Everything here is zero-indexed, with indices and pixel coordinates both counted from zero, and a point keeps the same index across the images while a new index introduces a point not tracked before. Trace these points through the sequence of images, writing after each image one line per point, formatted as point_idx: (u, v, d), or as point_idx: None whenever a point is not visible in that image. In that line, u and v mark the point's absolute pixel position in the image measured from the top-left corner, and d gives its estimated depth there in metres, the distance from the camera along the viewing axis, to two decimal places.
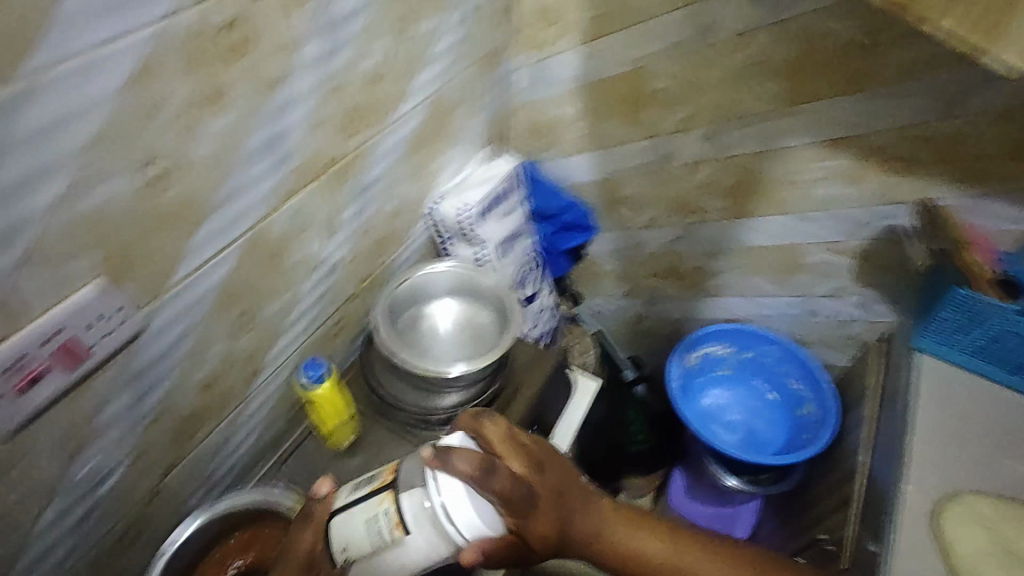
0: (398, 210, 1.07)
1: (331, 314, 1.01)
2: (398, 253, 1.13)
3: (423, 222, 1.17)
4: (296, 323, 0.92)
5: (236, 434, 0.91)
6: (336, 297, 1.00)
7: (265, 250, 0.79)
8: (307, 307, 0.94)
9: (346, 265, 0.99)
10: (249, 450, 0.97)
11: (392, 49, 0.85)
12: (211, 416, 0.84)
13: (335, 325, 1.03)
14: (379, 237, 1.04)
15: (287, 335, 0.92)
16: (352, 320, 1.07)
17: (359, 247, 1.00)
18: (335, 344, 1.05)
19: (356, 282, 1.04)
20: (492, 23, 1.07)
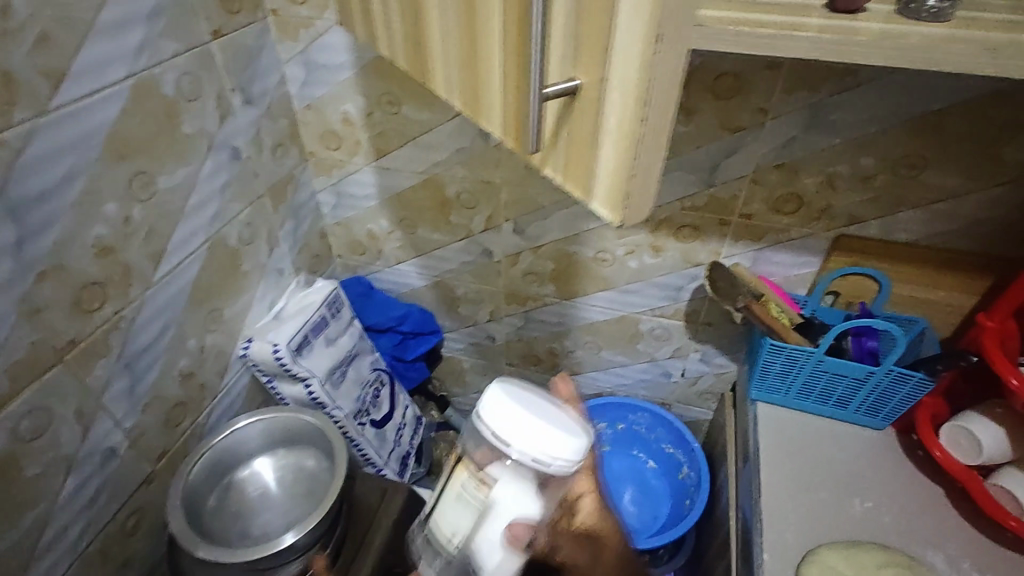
0: (193, 369, 0.95)
1: (116, 511, 0.85)
2: (206, 412, 1.00)
3: (235, 372, 1.06)
4: (59, 540, 0.77)
5: None
6: (119, 491, 0.85)
7: None
8: (74, 516, 0.78)
9: (127, 450, 0.85)
10: None
11: (132, 210, 0.77)
12: None
13: (127, 520, 0.88)
14: (171, 405, 0.92)
15: (45, 559, 0.75)
16: (152, 505, 0.92)
17: (143, 425, 0.87)
18: (132, 540, 0.89)
19: (149, 463, 0.90)
20: (270, 155, 1.02)
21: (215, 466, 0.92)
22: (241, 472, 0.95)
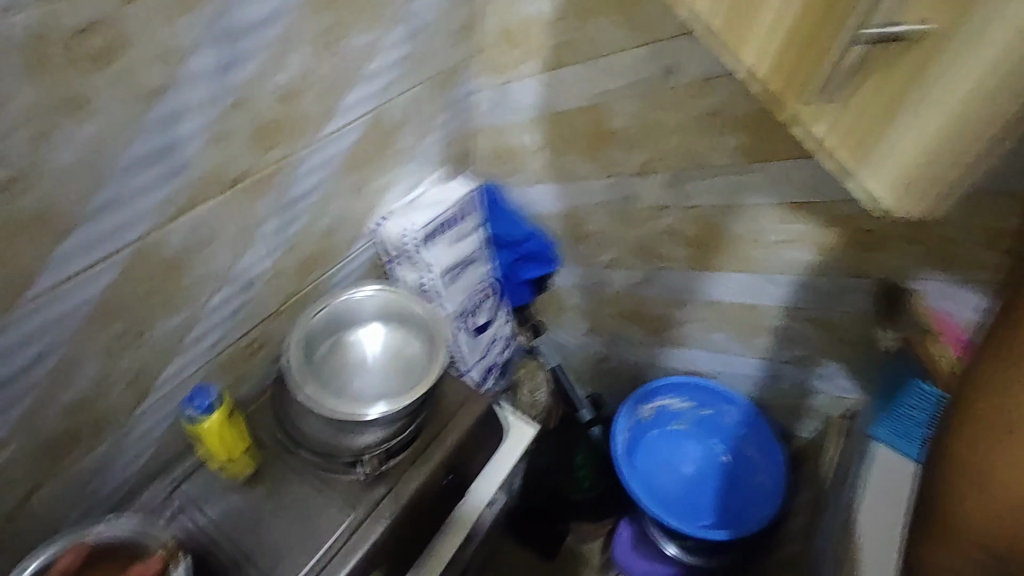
0: (331, 229, 1.01)
1: (244, 333, 0.95)
2: (333, 272, 1.07)
3: (365, 243, 1.12)
4: (198, 342, 0.87)
5: (122, 454, 0.85)
6: (250, 317, 0.94)
7: (156, 265, 0.75)
8: (213, 326, 0.88)
9: (265, 284, 0.94)
10: (141, 470, 0.90)
11: (316, 63, 0.80)
12: (89, 433, 0.79)
13: (250, 345, 0.98)
14: (307, 256, 0.99)
15: (185, 354, 0.86)
16: (273, 339, 1.02)
17: (281, 266, 0.95)
18: (251, 364, 1.00)
19: (278, 302, 0.98)
20: (445, 42, 1.02)
21: (342, 316, 1.00)
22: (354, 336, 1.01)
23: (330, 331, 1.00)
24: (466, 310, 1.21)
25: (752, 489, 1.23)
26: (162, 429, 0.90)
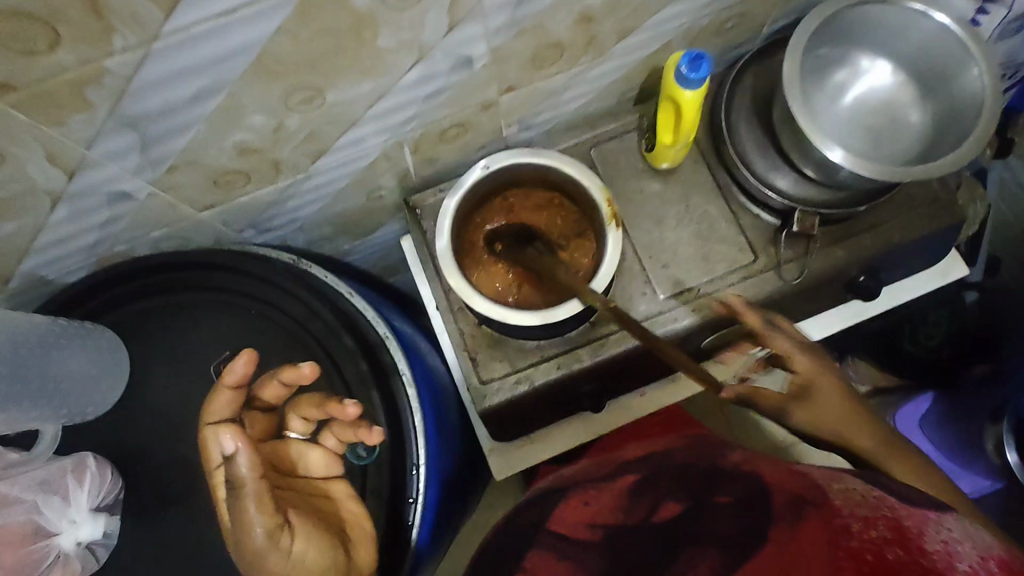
0: (596, 13, 0.67)
1: (443, 117, 0.75)
2: (578, 70, 0.77)
3: (637, 39, 0.75)
4: (385, 117, 0.70)
5: (295, 200, 0.80)
6: (454, 102, 0.73)
7: (342, 19, 0.53)
8: (407, 103, 0.69)
9: (482, 68, 0.68)
10: (314, 214, 0.86)
11: None
12: (261, 177, 0.72)
13: (447, 130, 0.78)
14: (549, 43, 0.69)
15: (369, 125, 0.70)
16: (475, 131, 0.81)
17: (510, 49, 0.67)
18: (443, 149, 0.82)
19: (493, 92, 0.74)
20: None
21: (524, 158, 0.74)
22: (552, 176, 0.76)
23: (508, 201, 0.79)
24: (734, 182, 0.83)
25: None
26: (336, 188, 0.81)
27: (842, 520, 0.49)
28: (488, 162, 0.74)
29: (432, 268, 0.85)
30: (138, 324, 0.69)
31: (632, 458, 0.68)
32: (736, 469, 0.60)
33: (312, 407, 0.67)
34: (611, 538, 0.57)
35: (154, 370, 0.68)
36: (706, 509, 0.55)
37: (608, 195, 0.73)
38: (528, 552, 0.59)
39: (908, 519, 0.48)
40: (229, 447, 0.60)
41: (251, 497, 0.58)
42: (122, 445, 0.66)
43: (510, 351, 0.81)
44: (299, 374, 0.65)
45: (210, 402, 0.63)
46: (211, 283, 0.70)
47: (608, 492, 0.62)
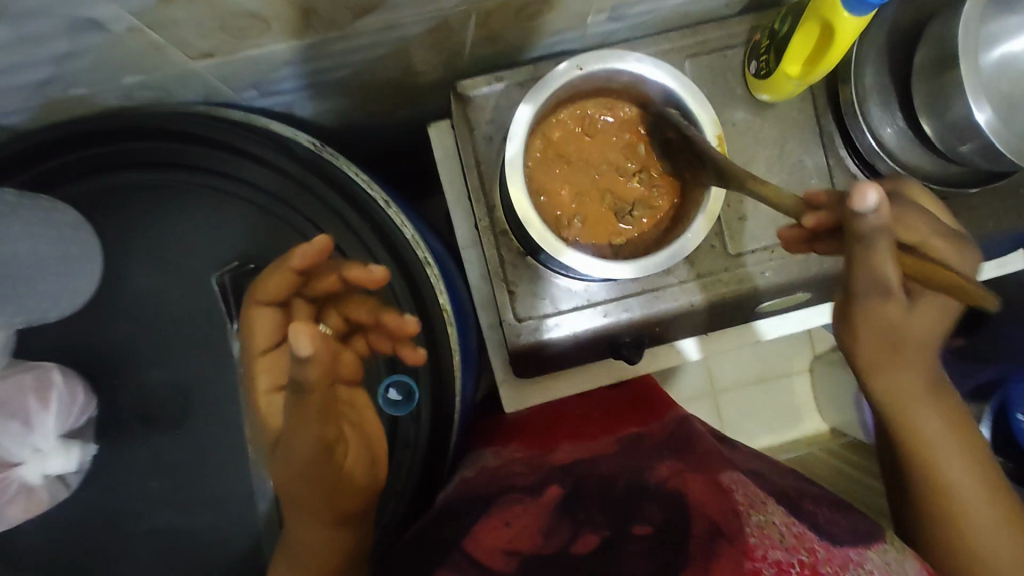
0: None
1: None
2: None
3: None
4: None
5: (318, 63, 0.61)
6: None
7: None
8: None
9: None
10: (334, 82, 0.67)
11: None
12: (284, 29, 0.53)
13: (532, 4, 0.60)
14: None
15: None
16: (562, 11, 0.63)
17: None
18: (516, 27, 0.65)
19: None
20: None
21: (631, 63, 0.63)
22: (654, 95, 0.65)
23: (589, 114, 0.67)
24: (840, 130, 0.73)
25: None
26: (372, 54, 0.63)
27: (751, 564, 0.44)
28: (586, 61, 0.62)
29: (476, 173, 0.71)
30: (114, 204, 0.54)
31: (562, 464, 0.64)
32: (659, 487, 0.55)
33: (362, 309, 0.53)
34: (525, 566, 0.49)
35: (135, 268, 0.54)
36: (621, 542, 0.49)
37: (720, 132, 0.63)
38: (440, 567, 0.50)
39: (825, 568, 0.44)
40: (305, 348, 0.39)
41: (314, 407, 0.44)
42: (93, 353, 0.54)
43: (553, 290, 0.71)
44: (367, 276, 0.49)
45: (267, 276, 0.51)
46: (208, 166, 0.55)
47: (531, 511, 0.55)
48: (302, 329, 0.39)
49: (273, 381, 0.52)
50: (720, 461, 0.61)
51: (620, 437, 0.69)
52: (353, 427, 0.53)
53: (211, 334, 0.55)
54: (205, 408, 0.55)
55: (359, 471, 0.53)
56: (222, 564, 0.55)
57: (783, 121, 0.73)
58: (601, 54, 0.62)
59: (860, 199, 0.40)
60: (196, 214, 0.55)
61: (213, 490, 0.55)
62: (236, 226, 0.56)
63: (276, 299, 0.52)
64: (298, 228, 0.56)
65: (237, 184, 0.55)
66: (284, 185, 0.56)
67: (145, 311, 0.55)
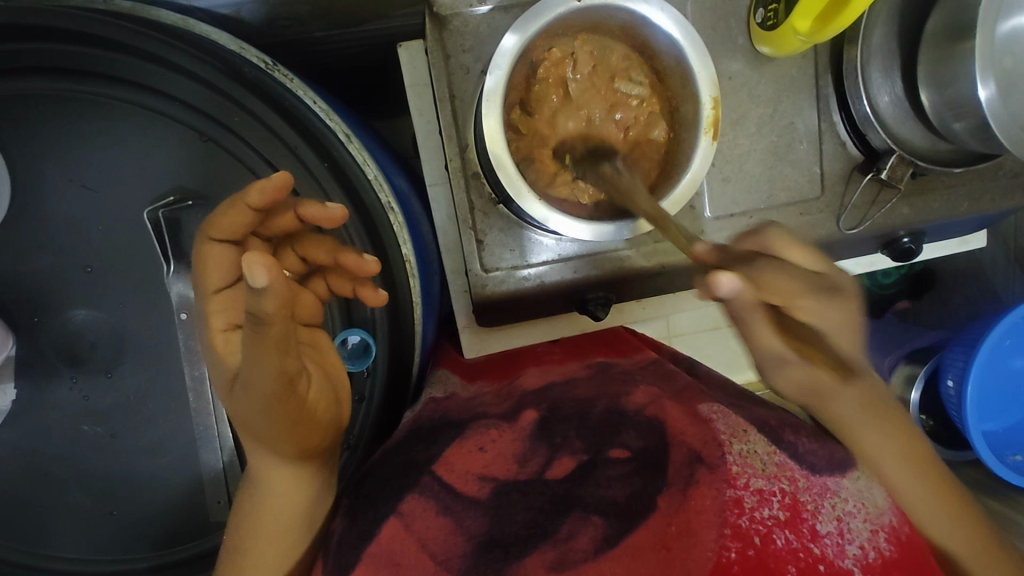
0: None
1: None
2: None
3: None
4: None
5: None
6: None
7: None
8: None
9: None
10: None
11: None
12: None
13: None
14: None
15: None
16: None
17: None
18: None
19: None
20: None
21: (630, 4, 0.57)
22: (652, 42, 0.60)
23: (557, 57, 0.60)
24: (838, 94, 0.69)
25: (1008, 465, 0.87)
26: None
27: (732, 491, 0.44)
28: None
29: (449, 105, 0.65)
30: (29, 116, 0.47)
31: (535, 388, 0.63)
32: (635, 413, 0.55)
33: (321, 249, 0.48)
34: (499, 493, 0.48)
35: (53, 193, 0.48)
36: (599, 466, 0.49)
37: (717, 95, 0.59)
38: (408, 491, 0.47)
39: (804, 497, 0.45)
40: (261, 281, 0.36)
41: (274, 342, 0.40)
42: (11, 287, 0.49)
43: (523, 241, 0.68)
44: (325, 215, 0.45)
45: (221, 212, 0.44)
46: (133, 80, 0.47)
47: (507, 437, 0.54)
48: (258, 258, 0.36)
49: (229, 319, 0.45)
50: (700, 395, 0.60)
51: (591, 363, 0.69)
52: (316, 359, 0.49)
53: (147, 272, 0.49)
54: (139, 354, 0.50)
55: (324, 411, 0.49)
56: (162, 510, 0.53)
57: (781, 79, 0.69)
58: None
59: (709, 287, 0.40)
60: (124, 136, 0.48)
61: (150, 437, 0.52)
62: (172, 153, 0.49)
63: (232, 237, 0.46)
64: (239, 155, 0.49)
65: (170, 106, 0.48)
66: (223, 108, 0.48)
67: (65, 242, 0.49)
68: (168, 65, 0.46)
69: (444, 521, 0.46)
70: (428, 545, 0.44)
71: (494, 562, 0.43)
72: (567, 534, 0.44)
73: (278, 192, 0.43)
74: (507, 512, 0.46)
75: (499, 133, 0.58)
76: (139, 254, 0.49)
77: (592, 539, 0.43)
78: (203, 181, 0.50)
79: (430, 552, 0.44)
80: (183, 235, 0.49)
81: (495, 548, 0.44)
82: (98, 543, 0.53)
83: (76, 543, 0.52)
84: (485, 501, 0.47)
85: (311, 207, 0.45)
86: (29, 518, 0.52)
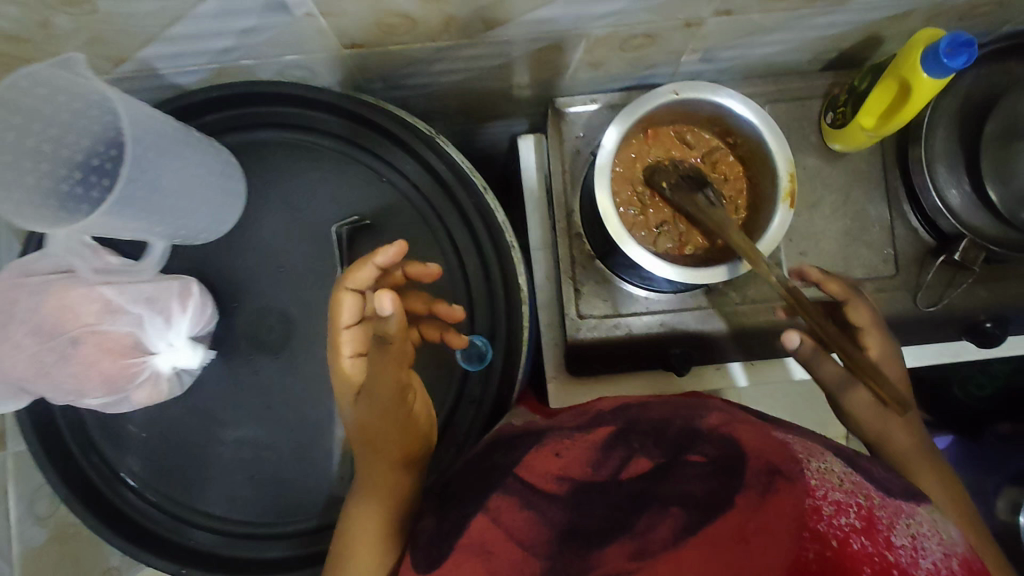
0: None
1: (641, 22, 0.65)
2: (805, 14, 0.66)
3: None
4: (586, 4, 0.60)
5: (445, 64, 0.71)
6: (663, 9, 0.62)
7: None
8: None
9: None
10: (448, 84, 0.77)
11: None
12: (423, 32, 0.62)
13: (633, 37, 0.69)
14: None
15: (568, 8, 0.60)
16: (659, 46, 0.71)
17: None
18: (614, 57, 0.73)
19: (709, 10, 0.64)
20: None
21: (720, 98, 0.69)
22: (737, 129, 0.71)
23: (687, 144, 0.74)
24: (905, 190, 0.77)
25: None
26: (487, 64, 0.72)
27: (811, 501, 0.47)
28: (681, 89, 0.69)
29: (561, 179, 0.79)
30: (263, 156, 0.64)
31: (611, 410, 0.63)
32: (711, 431, 0.55)
33: (418, 301, 0.61)
34: (580, 491, 0.51)
35: (267, 213, 0.64)
36: (677, 466, 0.51)
37: (792, 171, 0.68)
38: (495, 491, 0.52)
39: (879, 512, 0.48)
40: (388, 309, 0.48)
41: (392, 359, 0.54)
42: (222, 279, 0.63)
43: (616, 295, 0.78)
44: (424, 271, 0.58)
45: (354, 267, 0.55)
46: (341, 135, 0.63)
47: (581, 442, 0.56)
48: (387, 292, 0.48)
49: (356, 348, 0.56)
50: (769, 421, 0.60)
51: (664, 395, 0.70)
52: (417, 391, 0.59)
53: (323, 275, 0.63)
54: (304, 339, 0.62)
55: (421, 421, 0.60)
56: (300, 481, 0.62)
57: (852, 171, 0.78)
58: (695, 85, 0.69)
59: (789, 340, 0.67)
60: (326, 175, 0.64)
61: (300, 412, 0.62)
62: (358, 190, 0.64)
63: (359, 288, 0.55)
64: (406, 192, 0.64)
65: (362, 155, 0.64)
66: (401, 158, 0.63)
67: (268, 249, 0.63)
68: (367, 125, 0.63)
69: (528, 513, 0.50)
70: (515, 535, 0.49)
71: (577, 549, 0.48)
72: (646, 527, 0.48)
73: (395, 256, 0.54)
74: (588, 504, 0.50)
75: (608, 197, 0.69)
76: (322, 259, 0.63)
77: (671, 529, 0.47)
78: (375, 210, 0.64)
79: (518, 540, 0.49)
80: (356, 250, 0.64)
81: (580, 538, 0.48)
82: (241, 506, 0.61)
83: (225, 503, 0.61)
84: (565, 497, 0.51)
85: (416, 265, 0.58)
86: (189, 476, 0.62)
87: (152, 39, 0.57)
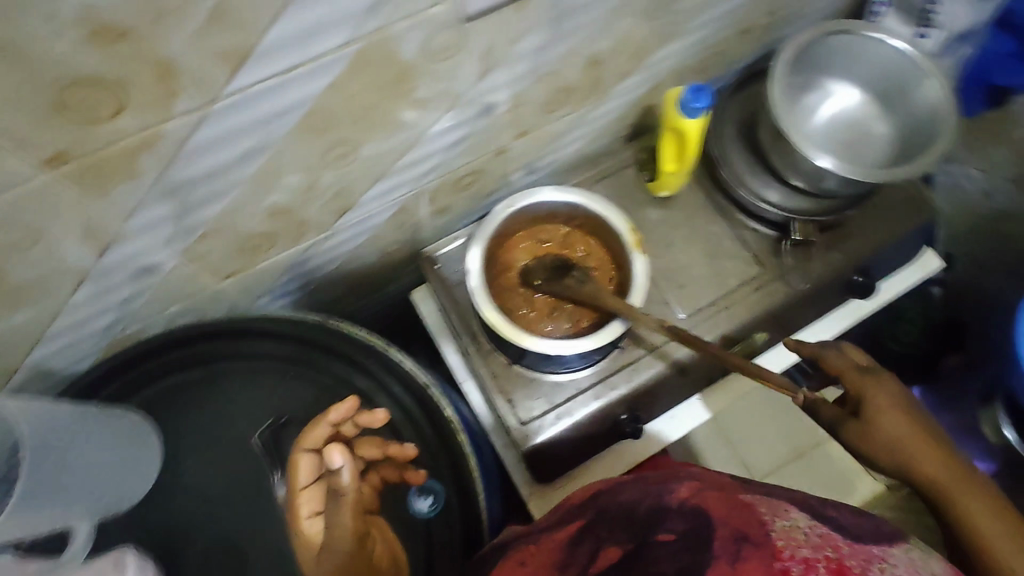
0: (603, 58, 0.72)
1: (461, 164, 0.77)
2: (583, 111, 0.81)
3: (634, 81, 0.81)
4: (408, 169, 0.70)
5: (317, 258, 0.79)
6: (472, 148, 0.75)
7: (388, 71, 0.54)
8: (429, 155, 0.70)
9: (499, 115, 0.71)
10: (327, 273, 0.85)
11: None
12: (284, 241, 0.70)
13: (463, 177, 0.80)
14: (561, 87, 0.73)
15: (395, 177, 0.70)
16: (488, 175, 0.83)
17: (527, 96, 0.71)
18: (456, 198, 0.84)
19: (509, 136, 0.77)
20: None
21: (548, 194, 0.80)
22: (573, 212, 0.82)
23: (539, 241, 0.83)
24: (734, 203, 0.89)
25: None
26: (353, 244, 0.81)
27: (780, 565, 0.43)
28: (513, 201, 0.79)
29: (455, 311, 0.85)
30: (168, 402, 0.67)
31: (587, 504, 0.59)
32: (680, 505, 0.50)
33: (372, 447, 0.62)
34: None
35: (187, 452, 0.65)
36: (647, 551, 0.47)
37: (630, 226, 0.79)
38: None
39: (850, 560, 0.44)
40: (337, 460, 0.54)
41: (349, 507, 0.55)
42: (164, 534, 0.62)
43: (546, 389, 0.81)
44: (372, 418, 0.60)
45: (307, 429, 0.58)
46: (237, 353, 0.68)
47: (545, 551, 0.54)
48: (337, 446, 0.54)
49: (313, 508, 0.56)
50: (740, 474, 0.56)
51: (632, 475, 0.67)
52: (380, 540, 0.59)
53: (258, 486, 0.64)
54: (266, 554, 0.62)
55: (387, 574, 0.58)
56: None
57: (686, 206, 0.91)
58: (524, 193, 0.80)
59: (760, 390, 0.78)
60: (232, 394, 0.67)
61: None
62: (268, 394, 0.68)
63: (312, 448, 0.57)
64: (314, 378, 0.68)
65: (262, 362, 0.68)
66: (300, 351, 0.69)
67: (199, 486, 0.64)
68: (257, 335, 0.68)
69: None
70: None
71: None
72: None
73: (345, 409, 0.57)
74: None
75: (495, 311, 0.75)
76: (254, 472, 0.64)
77: None
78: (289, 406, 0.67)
79: None
80: (283, 449, 0.65)
81: None
82: None
83: None
84: None
85: (367, 416, 0.60)
86: None
87: (37, 343, 0.61)
